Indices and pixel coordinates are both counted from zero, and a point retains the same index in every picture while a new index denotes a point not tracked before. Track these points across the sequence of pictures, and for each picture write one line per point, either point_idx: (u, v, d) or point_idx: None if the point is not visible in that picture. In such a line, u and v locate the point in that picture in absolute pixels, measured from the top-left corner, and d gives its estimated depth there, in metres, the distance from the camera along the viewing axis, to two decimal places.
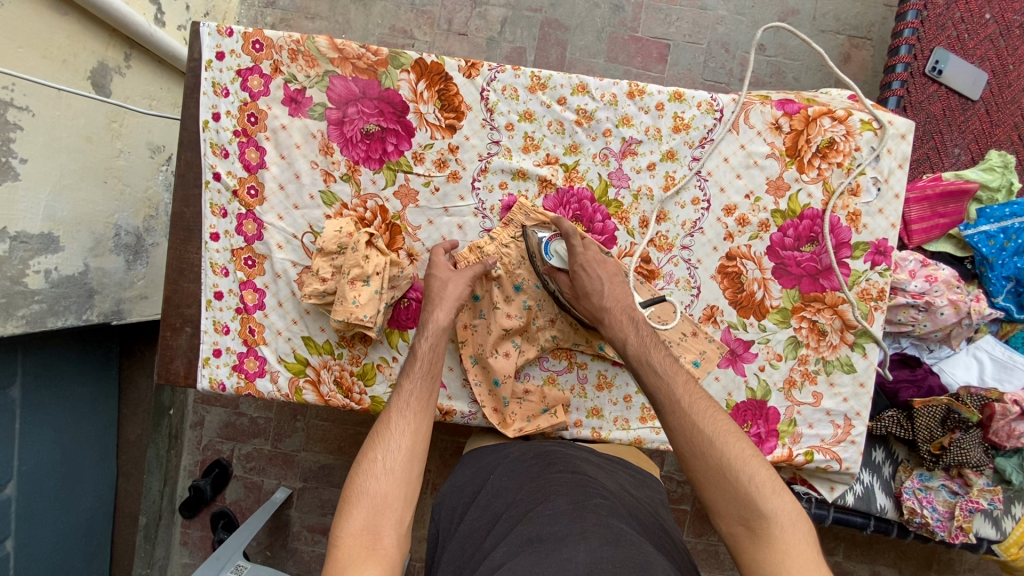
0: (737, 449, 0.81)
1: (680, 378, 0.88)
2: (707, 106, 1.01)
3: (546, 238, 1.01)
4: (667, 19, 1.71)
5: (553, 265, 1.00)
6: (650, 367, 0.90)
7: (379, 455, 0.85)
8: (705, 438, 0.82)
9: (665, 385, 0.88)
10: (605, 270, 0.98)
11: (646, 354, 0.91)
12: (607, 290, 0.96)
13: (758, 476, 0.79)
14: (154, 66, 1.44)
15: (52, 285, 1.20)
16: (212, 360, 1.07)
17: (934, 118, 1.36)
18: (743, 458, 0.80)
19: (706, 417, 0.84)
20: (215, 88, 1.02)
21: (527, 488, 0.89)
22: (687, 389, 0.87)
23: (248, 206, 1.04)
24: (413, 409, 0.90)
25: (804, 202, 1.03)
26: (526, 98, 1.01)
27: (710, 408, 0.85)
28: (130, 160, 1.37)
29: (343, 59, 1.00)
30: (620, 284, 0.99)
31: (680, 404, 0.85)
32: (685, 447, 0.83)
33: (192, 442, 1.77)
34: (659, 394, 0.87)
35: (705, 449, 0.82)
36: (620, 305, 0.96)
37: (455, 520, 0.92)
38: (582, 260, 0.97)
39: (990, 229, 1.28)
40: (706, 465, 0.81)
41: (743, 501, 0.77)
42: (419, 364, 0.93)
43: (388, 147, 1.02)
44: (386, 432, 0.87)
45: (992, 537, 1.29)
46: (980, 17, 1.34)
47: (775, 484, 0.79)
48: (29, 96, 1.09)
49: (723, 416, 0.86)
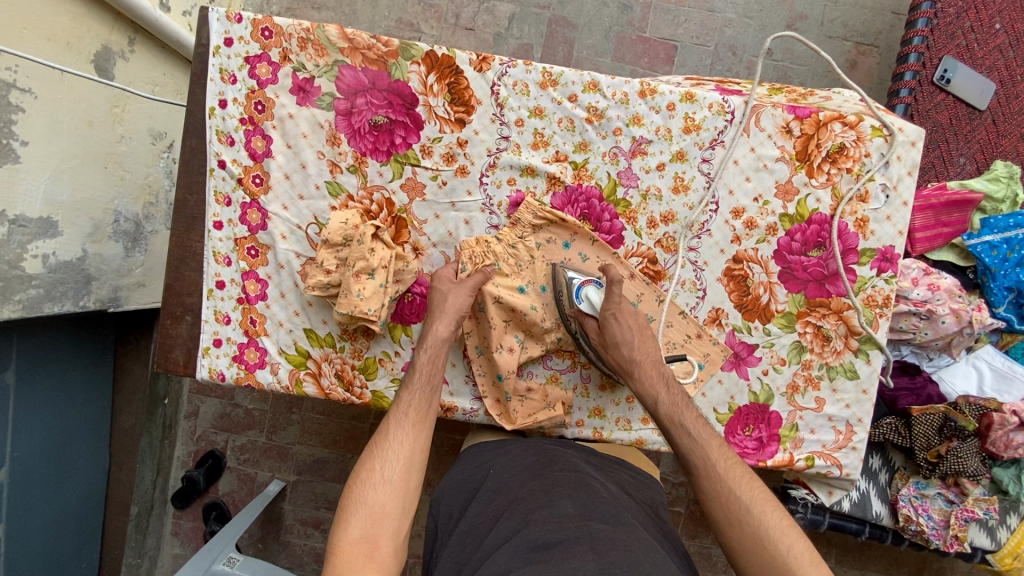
0: (774, 519, 0.80)
1: (715, 442, 0.89)
2: (719, 107, 1.01)
3: (579, 281, 1.00)
4: (675, 20, 1.71)
5: (582, 309, 1.00)
6: (683, 428, 0.91)
7: (377, 465, 0.85)
8: (741, 506, 0.82)
9: (699, 448, 0.88)
10: (634, 323, 0.99)
11: (678, 414, 0.92)
12: (637, 343, 0.97)
13: (795, 548, 0.78)
14: (157, 52, 1.42)
15: (50, 270, 1.19)
16: (212, 351, 1.06)
17: (941, 127, 1.36)
18: (780, 528, 0.80)
19: (742, 483, 0.84)
20: (222, 75, 1.00)
21: (529, 486, 0.88)
22: (722, 454, 0.88)
23: (253, 195, 1.03)
24: (411, 420, 0.90)
25: (813, 207, 1.02)
26: (537, 94, 1.00)
27: (746, 476, 0.86)
28: (131, 146, 1.35)
29: (353, 49, 0.99)
30: (650, 339, 0.99)
31: (716, 470, 0.86)
32: (721, 514, 0.83)
33: (186, 433, 1.76)
34: (693, 456, 0.88)
35: (740, 517, 0.82)
36: (649, 359, 0.97)
37: (454, 518, 0.92)
38: (616, 308, 0.97)
39: (993, 240, 1.28)
40: (742, 533, 0.81)
41: (779, 571, 0.76)
42: (418, 375, 0.94)
43: (396, 139, 1.01)
44: (384, 441, 0.88)
45: (986, 547, 1.30)
46: (989, 27, 1.34)
47: (813, 557, 0.77)
48: (32, 77, 1.07)
49: (759, 484, 0.86)
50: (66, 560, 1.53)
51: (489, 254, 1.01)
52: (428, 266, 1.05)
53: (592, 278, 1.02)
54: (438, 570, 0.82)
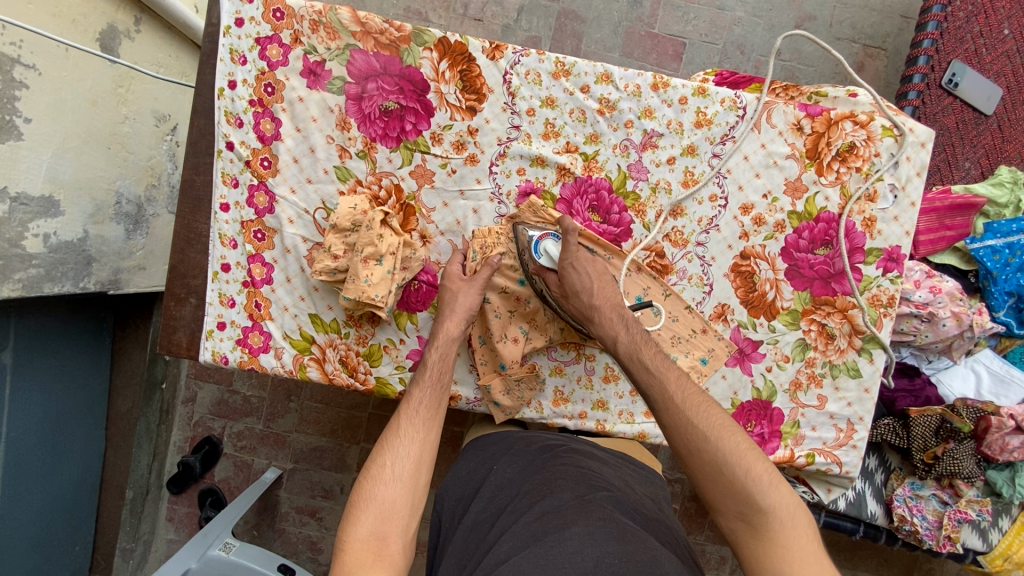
0: (733, 443, 0.80)
1: (672, 374, 0.87)
2: (730, 103, 1.01)
3: (537, 236, 0.98)
4: (684, 17, 1.70)
5: (543, 264, 0.98)
6: (641, 364, 0.89)
7: (388, 461, 0.84)
8: (699, 433, 0.80)
9: (658, 382, 0.86)
10: (593, 269, 0.97)
11: (637, 351, 0.90)
12: (597, 288, 0.95)
13: (754, 470, 0.78)
14: (163, 33, 1.40)
15: (51, 250, 1.17)
16: (216, 333, 1.05)
17: (947, 130, 1.37)
18: (737, 452, 0.79)
19: (699, 411, 0.83)
20: (232, 55, 0.99)
21: (531, 480, 0.88)
22: (680, 385, 0.86)
23: (261, 177, 1.02)
24: (422, 417, 0.89)
25: (821, 205, 1.02)
26: (549, 84, 1.00)
27: (703, 402, 0.84)
28: (134, 127, 1.34)
29: (366, 33, 0.98)
30: (609, 283, 0.98)
31: (673, 401, 0.84)
32: (681, 444, 0.81)
33: (182, 418, 1.76)
34: (651, 390, 0.86)
35: (699, 444, 0.80)
36: (609, 304, 0.95)
37: (457, 514, 0.92)
38: (573, 257, 0.95)
39: (996, 244, 1.28)
40: (701, 460, 0.79)
41: (741, 496, 0.76)
42: (428, 373, 0.93)
43: (407, 126, 1.01)
44: (394, 437, 0.86)
45: (978, 549, 1.31)
46: (999, 32, 1.35)
47: (772, 477, 0.77)
48: (37, 53, 1.06)
49: (716, 409, 0.84)
50: (60, 543, 1.53)
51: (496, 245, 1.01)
52: (435, 254, 1.04)
53: (550, 232, 1.00)
54: (444, 565, 0.82)
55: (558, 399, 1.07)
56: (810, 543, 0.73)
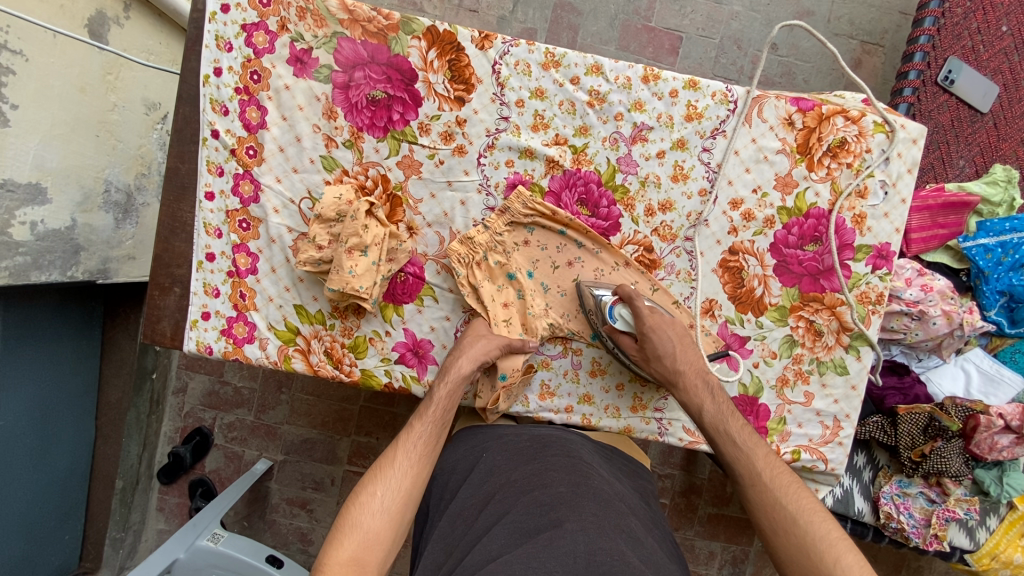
0: (822, 529, 0.81)
1: (761, 451, 0.90)
2: (721, 96, 1.00)
3: (609, 301, 0.99)
4: (681, 11, 1.69)
5: (618, 327, 0.98)
6: (728, 437, 0.91)
7: (378, 490, 0.83)
8: (787, 517, 0.83)
9: (745, 456, 0.89)
10: (674, 333, 0.98)
11: (723, 422, 0.92)
12: (679, 353, 0.97)
13: (844, 559, 0.78)
14: (154, 20, 1.38)
15: (38, 238, 1.17)
16: (200, 324, 1.04)
17: (942, 128, 1.36)
18: (828, 539, 0.80)
19: (788, 492, 0.85)
20: (218, 42, 0.98)
21: (522, 470, 0.88)
22: (768, 462, 0.89)
23: (246, 166, 1.01)
24: (419, 451, 0.88)
25: (811, 201, 1.02)
26: (539, 75, 0.99)
27: (793, 485, 0.86)
28: (124, 115, 1.33)
29: (354, 21, 0.97)
30: (690, 345, 0.99)
31: (761, 478, 0.87)
32: (767, 525, 0.84)
33: (174, 409, 1.76)
34: (738, 465, 0.89)
35: (787, 526, 0.83)
36: (693, 368, 0.96)
37: (445, 499, 0.92)
38: (651, 323, 0.96)
39: (989, 243, 1.28)
40: (788, 541, 0.81)
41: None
42: (433, 408, 0.92)
43: (394, 116, 0.99)
44: (387, 466, 0.86)
45: (965, 547, 1.31)
46: (996, 29, 1.34)
47: (863, 569, 0.77)
48: (23, 39, 1.05)
49: (805, 491, 0.86)
50: (50, 532, 1.53)
51: (475, 249, 1.01)
52: (422, 246, 1.03)
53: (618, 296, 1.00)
54: (428, 550, 0.82)
55: (544, 393, 1.06)
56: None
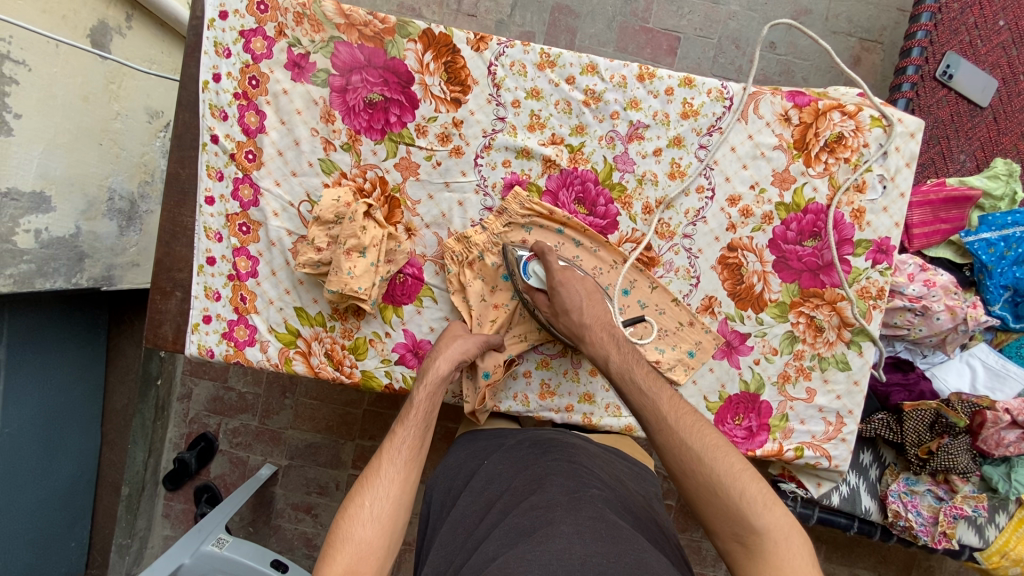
0: (726, 465, 0.78)
1: (665, 394, 0.86)
2: (717, 93, 1.00)
3: (525, 257, 0.99)
4: (679, 12, 1.69)
5: (532, 284, 0.98)
6: (634, 384, 0.88)
7: (367, 501, 0.82)
8: (692, 455, 0.79)
9: (650, 403, 0.85)
10: (583, 288, 0.97)
11: (629, 370, 0.90)
12: (586, 307, 0.94)
13: (749, 491, 0.76)
14: (156, 30, 1.40)
15: (43, 245, 1.18)
16: (201, 327, 1.05)
17: (942, 123, 1.36)
18: (731, 472, 0.77)
19: (692, 432, 0.81)
20: (216, 48, 0.99)
21: (521, 476, 0.88)
22: (672, 404, 0.85)
23: (245, 170, 1.02)
24: (405, 456, 0.87)
25: (809, 196, 1.01)
26: (534, 75, 0.99)
27: (697, 423, 0.82)
28: (127, 123, 1.34)
29: (350, 25, 0.98)
30: (599, 301, 0.97)
31: (666, 422, 0.83)
32: (675, 464, 0.80)
33: (178, 415, 1.74)
34: (645, 412, 0.85)
35: (692, 466, 0.79)
36: (599, 322, 0.94)
37: (446, 506, 0.92)
38: (560, 277, 0.95)
39: (991, 237, 1.28)
40: (696, 482, 0.78)
41: (736, 517, 0.74)
42: (414, 412, 0.91)
43: (391, 118, 1.00)
44: (374, 475, 0.85)
45: (975, 545, 1.31)
46: (993, 23, 1.33)
47: (767, 498, 0.75)
48: (26, 49, 1.06)
49: (709, 429, 0.83)
50: (55, 538, 1.54)
51: (471, 248, 1.01)
52: (420, 247, 1.04)
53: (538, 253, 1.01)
54: (430, 558, 0.82)
55: (544, 393, 1.06)
56: (805, 569, 0.70)
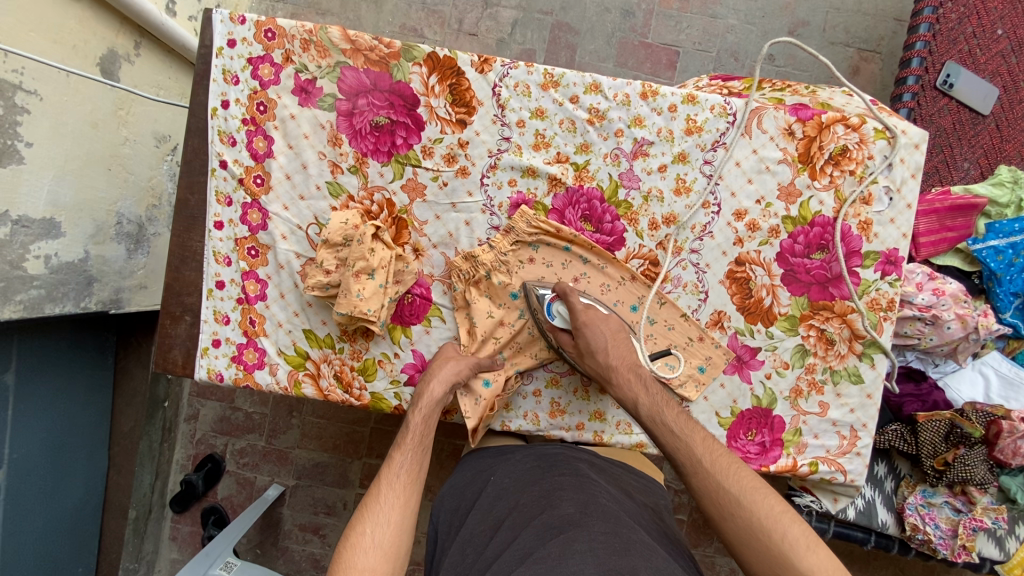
0: (766, 507, 0.78)
1: (698, 436, 0.87)
2: (720, 109, 1.00)
3: (548, 297, 0.99)
4: (677, 26, 1.71)
5: (557, 325, 0.99)
6: (666, 427, 0.88)
7: (368, 528, 0.82)
8: (731, 499, 0.80)
9: (683, 445, 0.86)
10: (607, 328, 0.96)
11: (659, 413, 0.90)
12: (612, 347, 0.94)
13: (790, 534, 0.76)
14: (163, 56, 1.42)
15: (52, 271, 1.19)
16: (211, 351, 1.05)
17: (944, 131, 1.36)
18: (772, 515, 0.78)
19: (729, 474, 0.82)
20: (225, 75, 1.01)
21: (530, 493, 0.87)
22: (707, 447, 0.86)
23: (254, 195, 1.03)
24: (402, 482, 0.88)
25: (815, 209, 1.01)
26: (538, 95, 1.00)
27: (733, 465, 0.84)
28: (135, 148, 1.36)
29: (356, 50, 0.99)
30: (624, 340, 0.97)
31: (702, 464, 0.84)
32: (714, 510, 0.81)
33: (186, 436, 1.75)
34: (679, 454, 0.86)
35: (732, 510, 0.79)
36: (626, 363, 0.94)
37: (454, 526, 0.91)
38: (584, 318, 0.95)
39: (999, 244, 1.28)
40: (736, 525, 0.78)
41: (780, 562, 0.74)
42: (409, 436, 0.92)
43: (398, 140, 1.01)
44: (374, 504, 0.85)
45: (995, 558, 1.29)
46: (992, 32, 1.34)
47: (809, 540, 0.75)
48: (38, 79, 1.08)
49: (745, 470, 0.84)
50: (64, 564, 1.53)
51: (478, 267, 1.01)
52: (428, 267, 1.04)
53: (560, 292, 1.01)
54: None
55: (554, 411, 1.06)
56: None
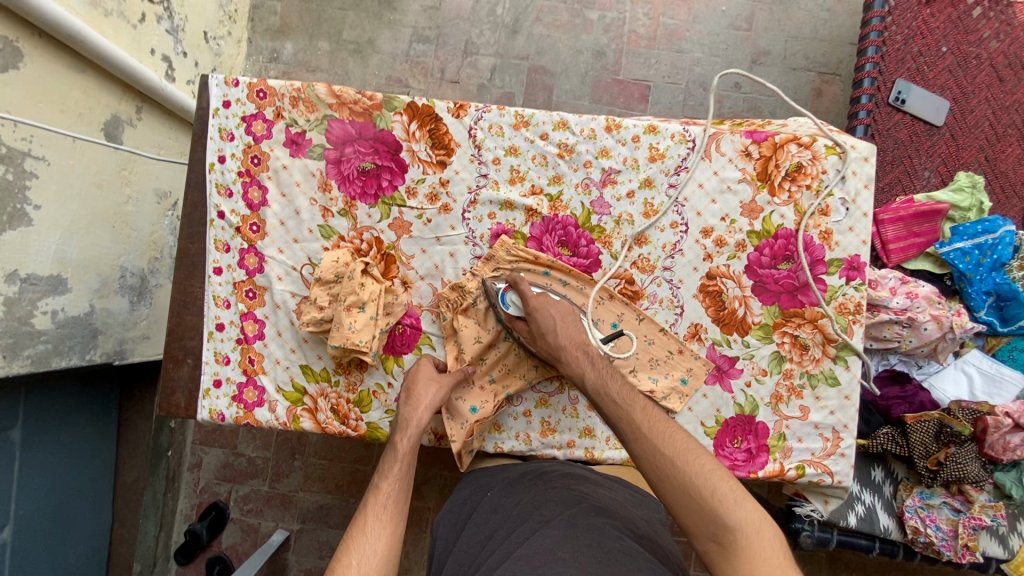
0: (697, 467, 0.83)
1: (639, 405, 0.92)
2: (680, 137, 1.08)
3: (502, 288, 1.05)
4: (646, 62, 1.83)
5: (512, 314, 1.04)
6: (610, 398, 0.93)
7: (355, 559, 0.84)
8: (666, 460, 0.84)
9: (625, 414, 0.91)
10: (557, 311, 1.03)
11: (604, 387, 0.95)
12: (560, 328, 1.00)
13: (720, 489, 0.81)
14: (163, 119, 1.52)
15: (59, 325, 1.24)
16: (212, 392, 1.10)
17: (902, 143, 1.45)
18: (703, 473, 0.83)
19: (665, 437, 0.87)
20: (221, 133, 1.09)
21: (521, 505, 0.92)
22: (646, 414, 0.90)
23: (250, 241, 1.10)
24: (389, 512, 0.91)
25: (777, 223, 1.08)
26: (511, 134, 1.08)
27: (669, 429, 0.88)
28: (137, 206, 1.44)
29: (341, 104, 1.08)
30: (573, 322, 1.03)
31: (641, 430, 0.88)
32: (651, 470, 0.85)
33: (189, 486, 1.78)
34: (620, 422, 0.91)
35: (667, 471, 0.84)
36: (574, 342, 0.99)
37: (452, 540, 0.94)
38: (535, 303, 1.01)
39: (965, 246, 1.34)
40: (671, 485, 0.83)
41: (710, 516, 0.79)
42: (396, 466, 0.96)
43: (383, 183, 1.09)
44: (361, 535, 0.87)
45: (1000, 557, 1.30)
46: (936, 50, 1.44)
47: (737, 494, 0.80)
48: (46, 146, 1.16)
49: (680, 433, 0.89)
50: None
51: (465, 295, 1.06)
52: (417, 298, 1.10)
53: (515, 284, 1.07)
54: None
55: (545, 430, 1.09)
56: (778, 559, 0.74)
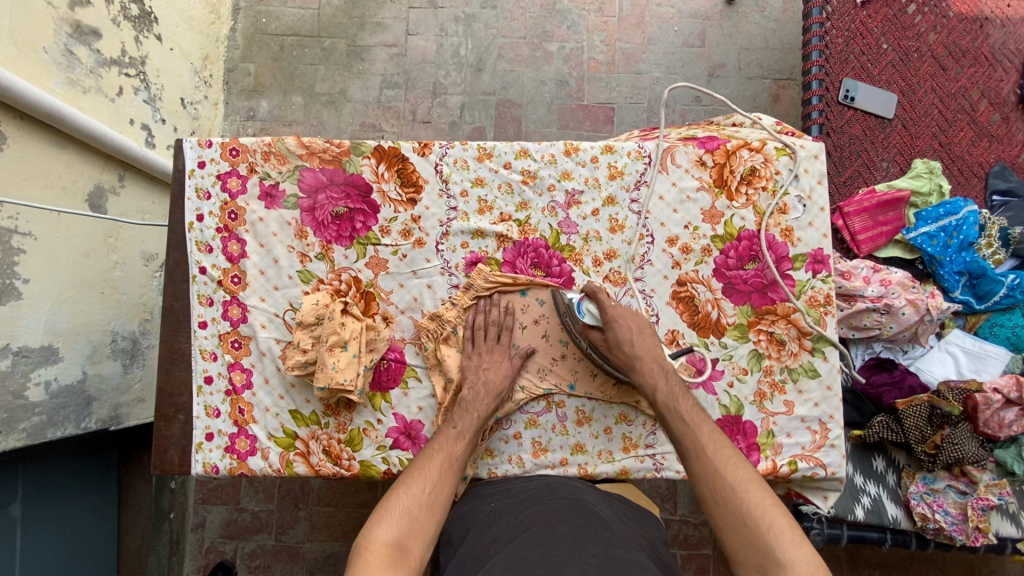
0: (758, 499, 0.85)
1: (706, 427, 0.94)
2: (636, 153, 1.13)
3: (578, 298, 1.08)
4: (608, 86, 1.91)
5: (587, 322, 1.07)
6: (678, 414, 0.96)
7: (427, 486, 0.91)
8: (726, 483, 0.87)
9: (690, 432, 0.94)
10: (635, 322, 1.05)
11: (673, 401, 0.98)
12: (637, 339, 1.03)
13: (777, 526, 0.82)
14: (146, 183, 1.56)
15: (52, 396, 1.26)
16: (205, 445, 1.11)
17: (857, 138, 1.50)
18: (761, 506, 0.84)
19: (727, 463, 0.90)
20: (197, 193, 1.13)
21: (528, 512, 0.93)
22: (712, 437, 0.93)
23: (232, 292, 1.13)
24: (461, 454, 0.97)
25: (739, 225, 1.12)
26: (476, 167, 1.13)
27: (733, 457, 0.90)
28: (125, 270, 1.47)
29: (311, 153, 1.13)
30: (650, 333, 1.05)
31: (704, 451, 0.92)
32: (708, 492, 0.89)
33: (193, 547, 1.75)
34: (683, 439, 0.94)
35: (726, 496, 0.87)
36: (651, 354, 1.02)
37: (453, 547, 0.95)
38: (613, 313, 1.04)
39: (930, 230, 1.39)
40: (726, 510, 0.86)
41: (760, 547, 0.81)
42: (472, 413, 1.00)
43: (357, 225, 1.13)
44: (428, 464, 0.94)
45: (1014, 536, 1.29)
46: (878, 48, 1.52)
47: (794, 534, 0.81)
48: (32, 222, 1.20)
49: (744, 463, 0.91)
50: None
51: (444, 324, 1.11)
52: (399, 332, 1.12)
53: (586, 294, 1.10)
54: None
55: (537, 450, 1.10)
56: None
